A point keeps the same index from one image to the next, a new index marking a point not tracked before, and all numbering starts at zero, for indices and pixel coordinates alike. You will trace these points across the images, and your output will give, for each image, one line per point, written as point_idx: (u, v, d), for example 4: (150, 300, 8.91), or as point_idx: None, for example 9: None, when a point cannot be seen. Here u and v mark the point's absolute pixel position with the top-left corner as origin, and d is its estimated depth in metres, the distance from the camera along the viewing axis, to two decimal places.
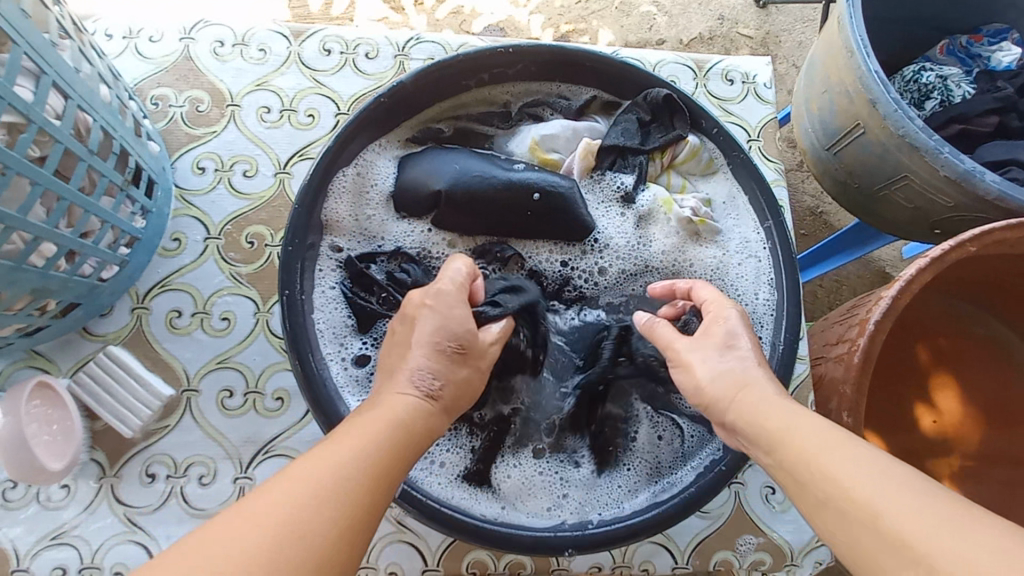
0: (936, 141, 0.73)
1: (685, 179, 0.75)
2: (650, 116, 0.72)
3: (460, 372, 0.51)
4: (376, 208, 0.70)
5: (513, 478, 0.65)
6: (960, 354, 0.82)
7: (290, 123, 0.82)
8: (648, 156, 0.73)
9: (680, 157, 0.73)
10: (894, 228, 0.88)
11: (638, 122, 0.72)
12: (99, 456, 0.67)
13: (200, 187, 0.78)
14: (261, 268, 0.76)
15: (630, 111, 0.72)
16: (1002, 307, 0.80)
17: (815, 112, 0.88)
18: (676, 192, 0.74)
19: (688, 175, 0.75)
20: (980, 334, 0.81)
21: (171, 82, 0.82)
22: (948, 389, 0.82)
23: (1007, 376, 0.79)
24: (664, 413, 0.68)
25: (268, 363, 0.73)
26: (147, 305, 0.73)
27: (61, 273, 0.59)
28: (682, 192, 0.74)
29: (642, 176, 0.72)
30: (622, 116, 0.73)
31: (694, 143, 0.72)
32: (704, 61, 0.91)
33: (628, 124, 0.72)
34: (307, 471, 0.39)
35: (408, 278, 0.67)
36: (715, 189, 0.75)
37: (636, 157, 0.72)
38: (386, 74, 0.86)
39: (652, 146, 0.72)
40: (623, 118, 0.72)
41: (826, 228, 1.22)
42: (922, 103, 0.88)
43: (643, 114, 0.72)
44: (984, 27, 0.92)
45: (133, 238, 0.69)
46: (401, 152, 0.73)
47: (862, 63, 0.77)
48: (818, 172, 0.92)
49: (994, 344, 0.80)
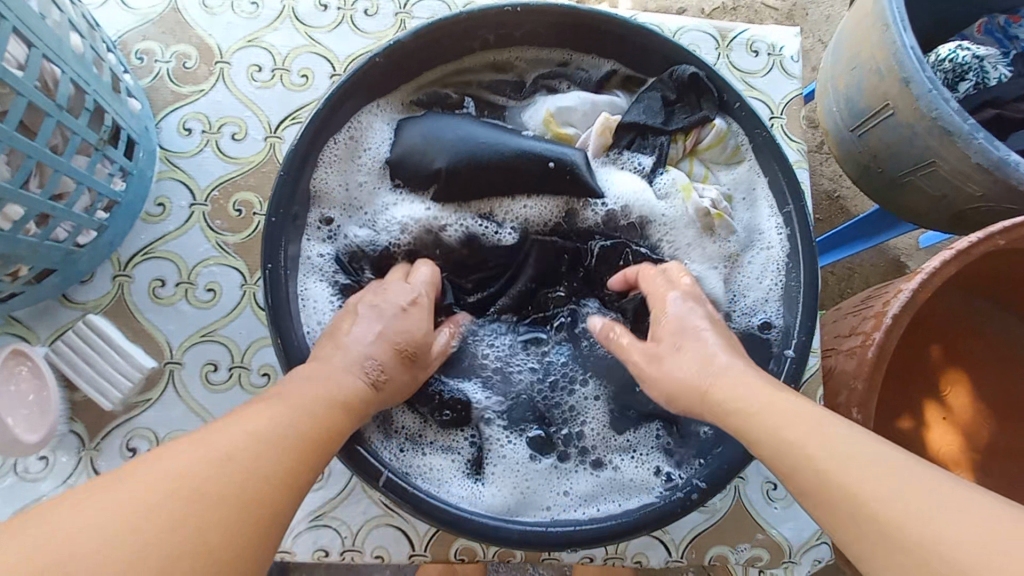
0: (972, 125, 0.68)
1: (708, 168, 0.70)
2: (676, 95, 0.67)
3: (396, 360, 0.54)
4: (367, 179, 0.66)
5: (511, 467, 0.62)
6: (976, 354, 0.78)
7: (282, 83, 0.77)
8: (671, 138, 0.68)
9: (704, 142, 0.68)
10: (912, 217, 0.83)
11: (662, 101, 0.67)
12: (79, 427, 0.65)
13: (186, 149, 0.74)
14: (249, 238, 0.72)
15: (654, 88, 0.67)
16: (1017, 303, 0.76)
17: (842, 89, 0.81)
18: (697, 181, 0.69)
19: (710, 164, 0.70)
20: (994, 329, 0.77)
21: (157, 35, 0.77)
22: (959, 385, 0.77)
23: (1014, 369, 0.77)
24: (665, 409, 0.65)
25: (254, 338, 0.70)
26: (128, 273, 0.70)
27: (31, 238, 0.55)
28: (704, 181, 0.69)
29: (663, 158, 0.67)
30: (646, 94, 0.68)
31: (721, 127, 0.67)
32: (728, 30, 0.84)
33: (651, 102, 0.67)
34: (237, 427, 0.40)
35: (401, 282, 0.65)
36: (738, 180, 0.69)
37: (658, 137, 0.67)
38: (385, 34, 0.80)
39: (675, 127, 0.67)
40: (646, 95, 0.67)
41: (843, 214, 1.16)
42: (956, 85, 0.81)
43: (668, 93, 0.67)
44: None
45: (112, 201, 0.65)
46: (397, 115, 0.68)
47: (897, 38, 0.71)
48: (840, 156, 0.86)
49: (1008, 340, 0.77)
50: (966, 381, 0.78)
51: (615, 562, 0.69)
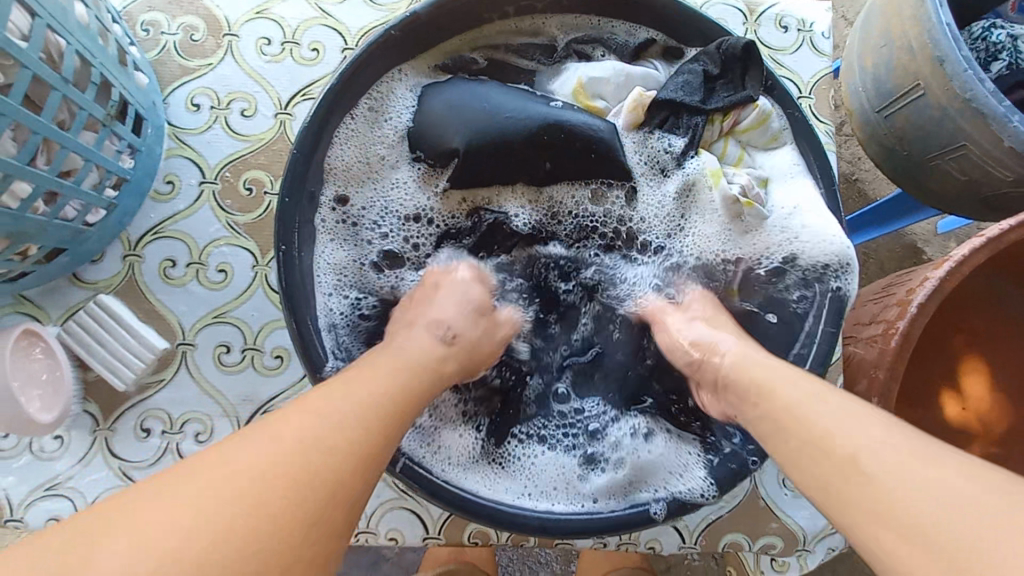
0: (1008, 108, 0.65)
1: (743, 148, 0.66)
2: (718, 70, 0.63)
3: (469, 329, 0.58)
4: (387, 150, 0.64)
5: (525, 455, 0.61)
6: (993, 343, 0.76)
7: (292, 57, 0.75)
8: (707, 118, 0.64)
9: (744, 123, 0.64)
10: (935, 201, 0.80)
11: (703, 76, 0.63)
12: (93, 407, 0.65)
13: (194, 126, 0.72)
14: (260, 218, 0.71)
15: (697, 61, 0.63)
16: None
17: (869, 68, 0.77)
18: (730, 164, 0.66)
19: (748, 144, 0.67)
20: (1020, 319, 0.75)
21: (162, 7, 0.75)
22: (978, 374, 0.76)
23: None
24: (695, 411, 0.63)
25: (266, 320, 0.69)
26: (139, 253, 0.69)
27: (40, 217, 0.54)
28: (738, 164, 0.66)
29: (696, 140, 0.64)
30: (687, 66, 0.64)
31: (764, 107, 0.63)
32: (756, 4, 0.80)
33: (690, 76, 0.63)
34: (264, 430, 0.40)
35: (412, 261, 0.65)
36: (776, 164, 0.66)
37: (692, 117, 0.64)
38: (398, 5, 0.77)
39: (713, 107, 0.63)
40: (686, 68, 0.63)
41: (861, 198, 1.12)
42: (988, 65, 0.77)
43: (711, 66, 0.63)
44: None
45: (121, 178, 0.64)
46: (422, 80, 0.65)
47: (934, 14, 0.68)
48: (864, 137, 0.82)
49: None
50: (985, 370, 0.76)
51: (628, 547, 0.68)
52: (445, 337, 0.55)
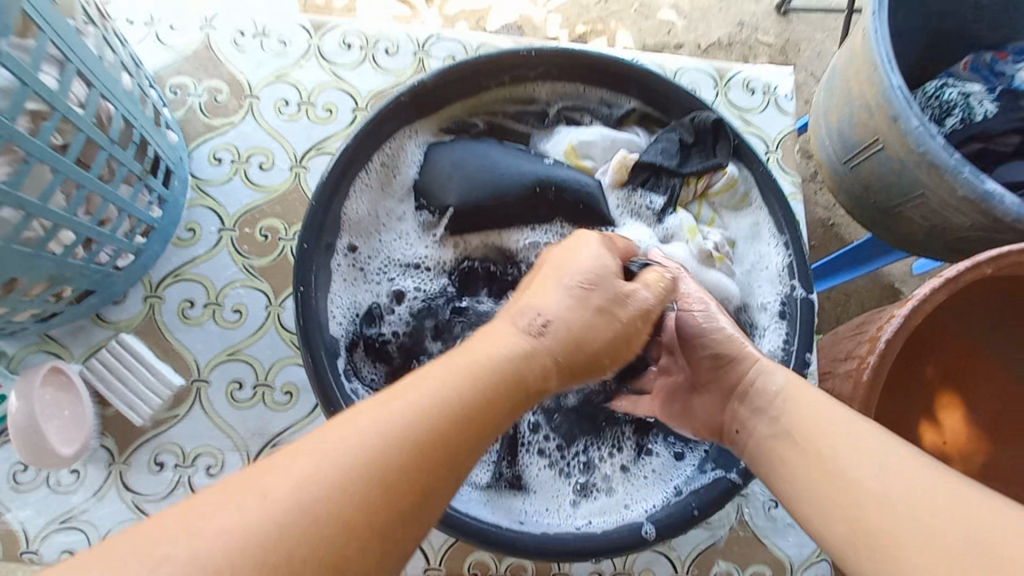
0: (958, 160, 0.72)
1: (715, 212, 0.74)
2: (693, 138, 0.70)
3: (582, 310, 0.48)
4: (396, 200, 0.71)
5: (531, 479, 0.65)
6: (970, 372, 0.80)
7: (307, 117, 0.82)
8: (683, 181, 0.72)
9: (716, 187, 0.72)
10: (908, 244, 0.87)
11: (679, 143, 0.70)
12: (109, 442, 0.67)
13: (216, 178, 0.79)
14: (275, 261, 0.76)
15: (673, 130, 0.71)
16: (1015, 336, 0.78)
17: (834, 124, 0.86)
18: (704, 224, 0.74)
19: (719, 207, 0.74)
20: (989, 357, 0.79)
21: (190, 71, 0.83)
22: (954, 409, 0.80)
23: (1011, 393, 0.78)
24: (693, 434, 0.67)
25: (278, 358, 0.73)
26: (159, 294, 0.74)
27: (78, 261, 0.59)
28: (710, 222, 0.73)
29: (674, 200, 0.72)
30: (665, 134, 0.71)
31: (732, 174, 0.71)
32: (725, 70, 0.90)
33: (667, 144, 0.70)
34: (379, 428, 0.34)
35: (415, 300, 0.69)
36: (743, 224, 0.73)
37: (670, 179, 0.71)
38: (404, 72, 0.86)
39: (688, 171, 0.70)
40: (664, 137, 0.71)
41: (838, 241, 1.21)
42: (943, 120, 0.86)
43: (685, 135, 0.70)
44: (1012, 43, 0.90)
45: (150, 227, 0.69)
46: (431, 139, 0.72)
47: (885, 78, 0.75)
48: (834, 184, 0.91)
49: (1001, 367, 0.79)
50: (960, 404, 0.80)
51: None
52: (534, 326, 0.46)
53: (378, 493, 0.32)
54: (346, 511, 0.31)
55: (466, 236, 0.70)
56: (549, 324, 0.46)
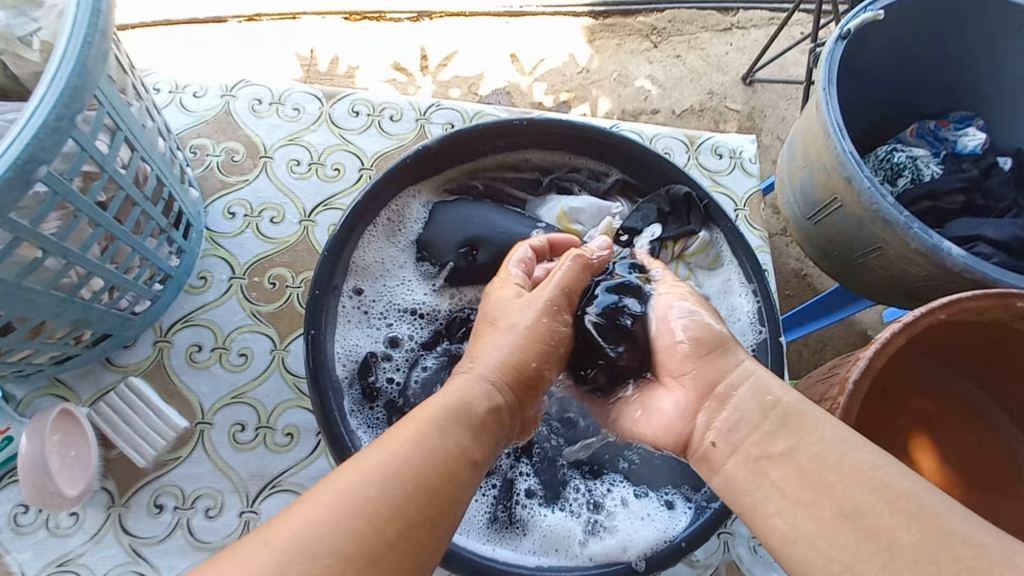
0: (907, 217, 0.79)
1: (692, 271, 0.81)
2: (669, 208, 0.80)
3: (505, 339, 0.56)
4: (400, 250, 0.77)
5: (528, 517, 0.67)
6: (949, 419, 0.72)
7: (317, 175, 0.89)
8: (661, 243, 0.80)
9: (691, 249, 0.80)
10: (875, 295, 0.94)
11: (657, 212, 0.80)
12: (111, 484, 0.69)
13: (229, 230, 0.84)
14: (280, 308, 0.81)
15: (653, 200, 0.80)
16: (987, 377, 0.72)
17: (797, 184, 0.96)
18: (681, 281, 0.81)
19: (696, 267, 0.81)
20: (957, 399, 0.72)
21: (210, 133, 0.90)
22: (929, 456, 0.71)
23: (988, 439, 0.71)
24: (680, 465, 0.70)
25: (281, 400, 0.76)
26: (169, 339, 0.77)
27: (102, 306, 0.63)
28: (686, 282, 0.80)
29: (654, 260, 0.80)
30: (645, 204, 0.80)
31: (705, 238, 0.80)
32: (696, 137, 1.01)
33: (648, 211, 0.79)
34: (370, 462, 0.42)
35: (416, 344, 0.74)
36: (716, 281, 0.80)
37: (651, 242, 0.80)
38: (407, 136, 0.94)
39: (665, 235, 0.79)
40: (645, 205, 0.80)
41: (811, 290, 1.29)
42: (895, 180, 0.98)
43: (663, 206, 0.80)
44: (951, 113, 1.02)
45: (167, 275, 0.74)
46: (434, 198, 0.79)
47: (839, 145, 0.83)
48: (801, 238, 1.00)
49: (970, 411, 0.72)
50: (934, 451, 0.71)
51: None
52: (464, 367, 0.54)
53: (380, 496, 0.40)
54: (356, 518, 0.38)
55: (465, 285, 0.76)
56: (475, 360, 0.55)
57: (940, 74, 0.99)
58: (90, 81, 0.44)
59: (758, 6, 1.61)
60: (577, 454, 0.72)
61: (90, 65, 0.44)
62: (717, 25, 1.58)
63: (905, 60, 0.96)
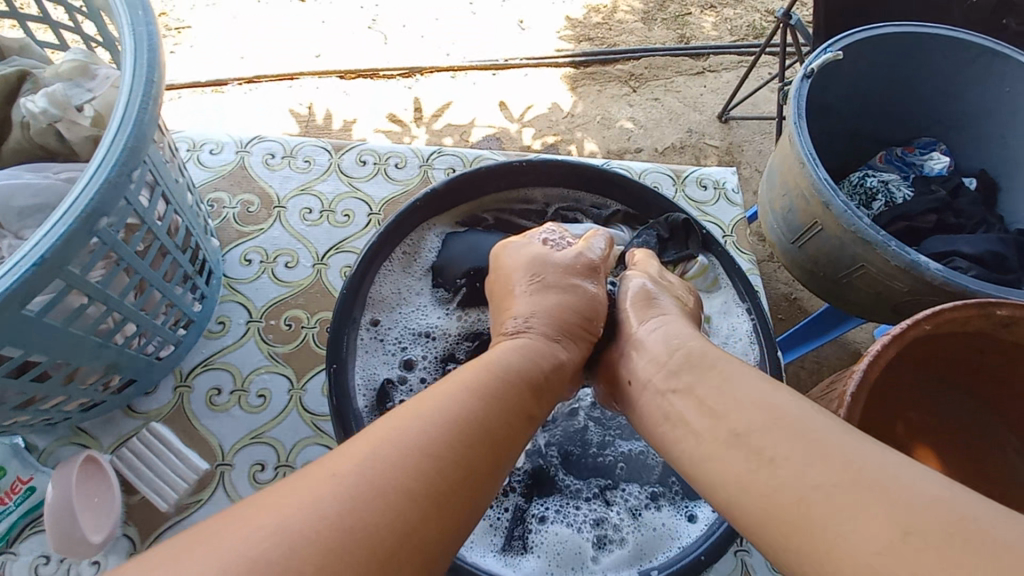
0: (884, 236, 0.85)
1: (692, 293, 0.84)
2: (668, 233, 0.83)
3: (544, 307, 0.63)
4: (415, 282, 0.81)
5: (546, 540, 0.68)
6: (940, 429, 0.75)
7: (328, 222, 0.94)
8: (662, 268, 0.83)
9: (692, 272, 0.83)
10: (863, 311, 0.99)
11: (657, 238, 0.83)
12: (132, 530, 0.69)
13: (246, 276, 0.88)
14: (297, 348, 0.84)
15: (652, 228, 0.84)
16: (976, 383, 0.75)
17: (779, 210, 1.03)
18: None
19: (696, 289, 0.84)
20: (948, 405, 0.75)
21: (226, 187, 0.96)
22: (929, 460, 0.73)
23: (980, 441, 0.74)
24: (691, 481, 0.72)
25: (299, 438, 0.77)
26: (189, 383, 0.79)
27: (132, 350, 0.66)
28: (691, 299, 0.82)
29: None
30: (645, 232, 0.84)
31: (704, 262, 0.83)
32: (682, 171, 1.08)
33: (648, 237, 0.83)
34: (401, 436, 0.41)
35: (433, 370, 0.77)
36: (715, 302, 0.84)
37: None
38: (412, 181, 1.00)
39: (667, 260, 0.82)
40: (644, 232, 0.83)
41: (802, 312, 1.34)
42: (870, 204, 1.06)
43: (662, 232, 0.83)
44: (916, 140, 1.10)
45: (189, 320, 0.77)
46: (447, 231, 0.84)
47: (813, 172, 0.90)
48: (787, 261, 1.06)
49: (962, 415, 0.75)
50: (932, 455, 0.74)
51: None
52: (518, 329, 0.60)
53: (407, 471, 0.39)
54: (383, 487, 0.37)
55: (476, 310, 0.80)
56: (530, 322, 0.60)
57: (900, 106, 1.08)
58: (144, 143, 0.49)
59: (726, 51, 1.74)
60: (588, 472, 0.74)
61: (144, 129, 0.49)
62: (690, 70, 1.70)
63: (867, 95, 1.05)
